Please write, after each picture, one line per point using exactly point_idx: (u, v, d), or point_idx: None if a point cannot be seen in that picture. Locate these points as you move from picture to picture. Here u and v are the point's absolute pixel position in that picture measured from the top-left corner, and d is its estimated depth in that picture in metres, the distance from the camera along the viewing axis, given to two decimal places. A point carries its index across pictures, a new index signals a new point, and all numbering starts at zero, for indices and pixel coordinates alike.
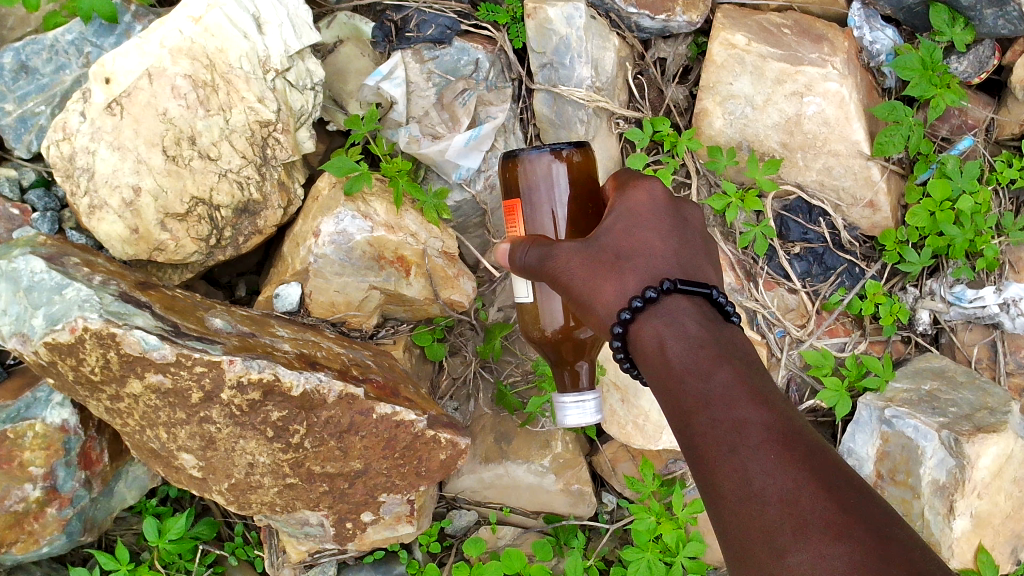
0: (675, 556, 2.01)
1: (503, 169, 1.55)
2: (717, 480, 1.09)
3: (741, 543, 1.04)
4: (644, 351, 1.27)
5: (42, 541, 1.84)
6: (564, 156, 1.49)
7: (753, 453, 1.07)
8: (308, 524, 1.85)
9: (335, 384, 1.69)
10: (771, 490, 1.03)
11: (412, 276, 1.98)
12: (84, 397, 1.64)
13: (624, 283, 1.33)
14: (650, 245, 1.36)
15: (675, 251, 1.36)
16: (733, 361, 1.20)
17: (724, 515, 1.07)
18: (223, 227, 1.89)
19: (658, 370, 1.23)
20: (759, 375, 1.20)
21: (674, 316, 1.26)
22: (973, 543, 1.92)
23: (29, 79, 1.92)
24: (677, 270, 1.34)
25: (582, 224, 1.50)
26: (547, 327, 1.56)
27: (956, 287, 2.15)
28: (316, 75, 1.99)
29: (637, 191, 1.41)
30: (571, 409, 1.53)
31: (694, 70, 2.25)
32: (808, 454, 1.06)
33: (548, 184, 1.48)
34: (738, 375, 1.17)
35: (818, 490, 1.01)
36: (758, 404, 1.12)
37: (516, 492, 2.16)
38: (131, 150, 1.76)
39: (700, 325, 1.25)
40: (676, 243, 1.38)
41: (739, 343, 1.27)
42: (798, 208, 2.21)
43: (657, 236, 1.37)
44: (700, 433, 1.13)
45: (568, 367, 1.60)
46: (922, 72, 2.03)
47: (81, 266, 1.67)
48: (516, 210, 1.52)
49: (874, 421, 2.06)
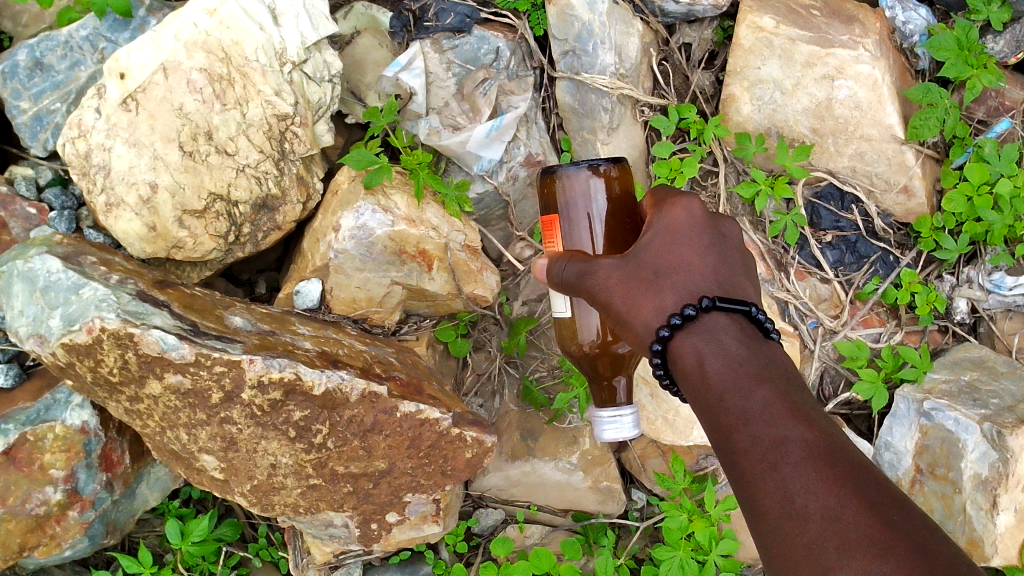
0: (708, 555, 1.95)
1: (541, 184, 1.51)
2: (760, 498, 1.06)
3: (785, 561, 1.01)
4: (684, 369, 1.23)
5: (64, 545, 1.82)
6: (602, 172, 1.45)
7: (796, 470, 1.04)
8: (332, 526, 1.82)
9: (357, 383, 1.65)
10: (814, 507, 1.00)
11: (434, 270, 1.94)
12: (104, 398, 1.60)
13: (662, 300, 1.28)
14: (688, 264, 1.30)
15: (713, 271, 1.30)
16: (774, 378, 1.16)
17: (769, 532, 1.04)
18: (241, 223, 1.85)
19: (698, 387, 1.20)
20: (802, 393, 1.16)
21: (714, 333, 1.22)
22: (1018, 539, 1.85)
23: (44, 75, 1.89)
24: (715, 288, 1.28)
25: (620, 240, 1.46)
26: (584, 341, 1.52)
27: (995, 274, 2.09)
28: (333, 67, 1.94)
29: (672, 207, 1.36)
30: (609, 425, 1.49)
31: (719, 54, 2.19)
32: (852, 470, 1.02)
33: (586, 200, 1.44)
34: (779, 392, 1.13)
35: (862, 505, 0.97)
36: (801, 420, 1.09)
37: (543, 490, 2.11)
38: (147, 147, 1.72)
39: (740, 342, 1.21)
40: (714, 259, 1.32)
41: (782, 360, 1.23)
42: (829, 195, 2.14)
43: (695, 253, 1.31)
44: (742, 451, 1.10)
45: (605, 382, 1.56)
46: (958, 52, 1.97)
47: (98, 266, 1.64)
48: (554, 225, 1.47)
49: (913, 413, 1.99)
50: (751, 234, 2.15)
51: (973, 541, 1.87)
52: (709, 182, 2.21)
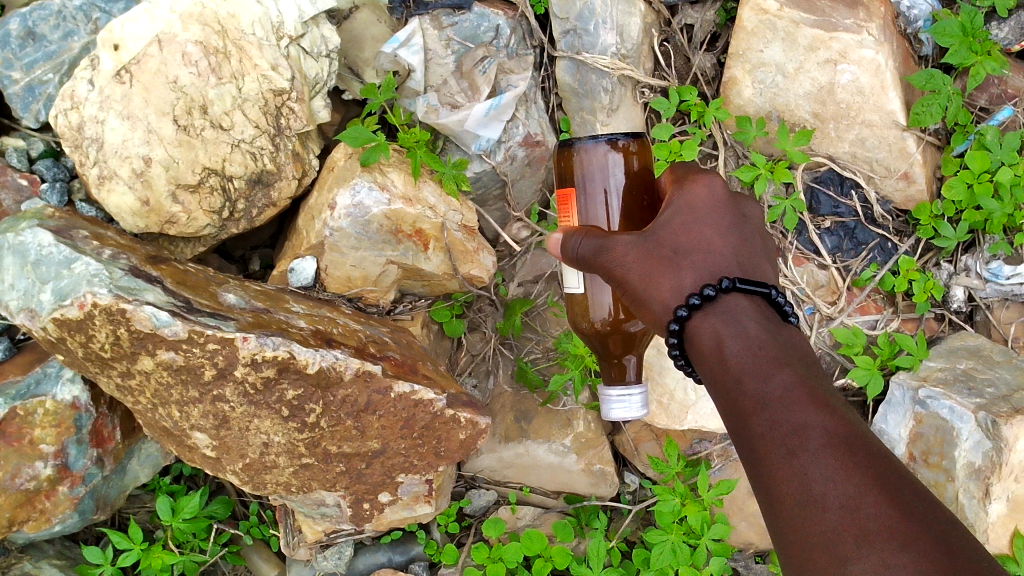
0: (700, 539, 1.95)
1: (558, 158, 1.49)
2: (776, 484, 1.05)
3: (800, 549, 1.00)
4: (701, 351, 1.23)
5: (54, 520, 1.81)
6: (620, 147, 1.44)
7: (814, 456, 1.03)
8: (324, 505, 1.82)
9: (351, 362, 1.64)
10: (832, 495, 0.99)
11: (430, 250, 1.93)
12: (94, 373, 1.58)
13: (680, 279, 1.28)
14: (709, 242, 1.31)
15: (733, 250, 1.31)
16: (793, 364, 1.16)
17: (783, 519, 1.03)
18: (236, 199, 1.83)
19: (715, 369, 1.20)
20: (821, 380, 1.16)
21: (733, 315, 1.23)
22: (1008, 528, 1.86)
23: (36, 45, 1.85)
24: (735, 267, 1.30)
25: (636, 216, 1.46)
26: (596, 318, 1.51)
27: (994, 262, 2.08)
28: (331, 42, 1.92)
29: (694, 184, 1.36)
30: (616, 403, 1.48)
31: (722, 36, 2.17)
32: (871, 459, 1.01)
33: (603, 174, 1.43)
34: (799, 378, 1.13)
35: (882, 496, 0.97)
36: (820, 406, 1.09)
37: (537, 472, 2.10)
38: (140, 119, 1.69)
39: (759, 326, 1.21)
40: (735, 239, 1.33)
41: (800, 346, 1.23)
42: (829, 180, 2.13)
43: (716, 232, 1.32)
44: (759, 435, 1.10)
45: (615, 361, 1.55)
46: (963, 38, 1.95)
47: (90, 240, 1.62)
48: (569, 199, 1.47)
49: (908, 401, 1.99)
50: None
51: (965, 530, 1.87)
52: (708, 166, 2.20)
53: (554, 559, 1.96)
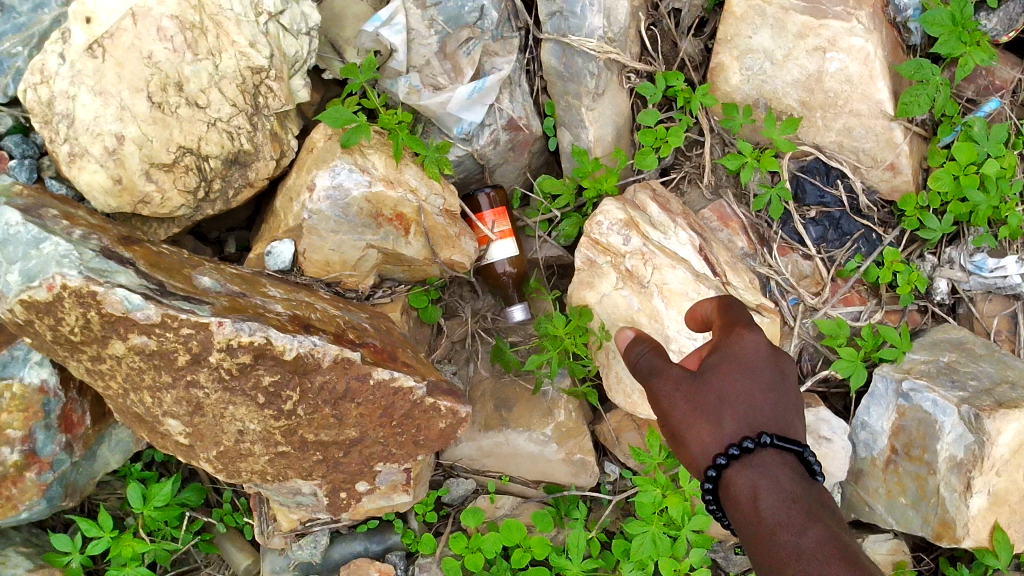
0: (680, 530, 1.93)
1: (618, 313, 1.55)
2: None
3: None
4: (736, 500, 1.30)
5: (20, 507, 1.76)
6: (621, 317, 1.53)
7: None
8: (300, 493, 1.77)
9: (329, 348, 1.60)
10: None
11: (411, 234, 1.89)
12: (63, 357, 1.54)
13: (721, 431, 1.34)
14: (749, 399, 1.36)
15: (770, 408, 1.36)
16: (824, 518, 1.24)
17: None
18: (212, 178, 1.79)
19: (749, 519, 1.27)
20: (855, 538, 1.23)
21: (769, 468, 1.30)
22: (989, 521, 1.86)
23: (5, 17, 1.79)
24: (772, 424, 1.35)
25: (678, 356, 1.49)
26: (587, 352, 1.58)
27: (977, 255, 2.07)
28: (311, 19, 1.86)
29: (742, 335, 1.41)
30: None
31: (709, 22, 2.16)
32: None
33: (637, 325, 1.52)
34: (831, 533, 1.21)
35: None
36: (852, 565, 1.15)
37: (517, 461, 2.07)
38: (114, 96, 1.64)
39: (794, 482, 1.29)
40: (776, 396, 1.38)
41: (830, 506, 1.30)
42: (815, 169, 2.10)
43: (758, 389, 1.37)
44: None
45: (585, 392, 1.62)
46: (952, 28, 1.93)
47: (60, 219, 1.57)
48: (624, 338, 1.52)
49: (890, 393, 1.99)
50: (734, 207, 2.12)
51: (945, 523, 1.87)
52: (693, 151, 2.18)
53: (533, 550, 1.93)
